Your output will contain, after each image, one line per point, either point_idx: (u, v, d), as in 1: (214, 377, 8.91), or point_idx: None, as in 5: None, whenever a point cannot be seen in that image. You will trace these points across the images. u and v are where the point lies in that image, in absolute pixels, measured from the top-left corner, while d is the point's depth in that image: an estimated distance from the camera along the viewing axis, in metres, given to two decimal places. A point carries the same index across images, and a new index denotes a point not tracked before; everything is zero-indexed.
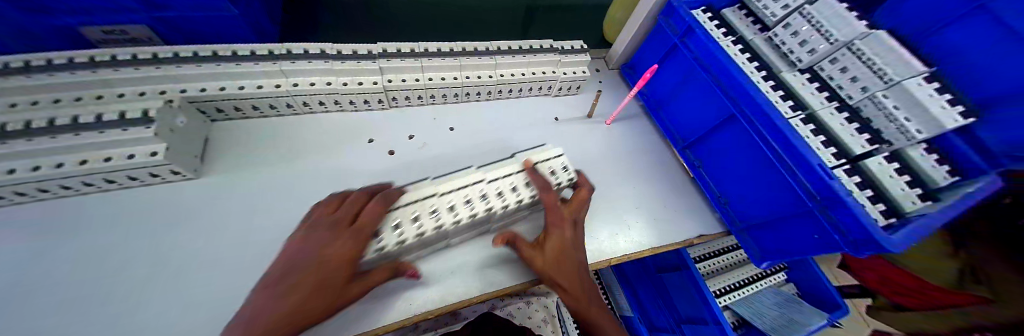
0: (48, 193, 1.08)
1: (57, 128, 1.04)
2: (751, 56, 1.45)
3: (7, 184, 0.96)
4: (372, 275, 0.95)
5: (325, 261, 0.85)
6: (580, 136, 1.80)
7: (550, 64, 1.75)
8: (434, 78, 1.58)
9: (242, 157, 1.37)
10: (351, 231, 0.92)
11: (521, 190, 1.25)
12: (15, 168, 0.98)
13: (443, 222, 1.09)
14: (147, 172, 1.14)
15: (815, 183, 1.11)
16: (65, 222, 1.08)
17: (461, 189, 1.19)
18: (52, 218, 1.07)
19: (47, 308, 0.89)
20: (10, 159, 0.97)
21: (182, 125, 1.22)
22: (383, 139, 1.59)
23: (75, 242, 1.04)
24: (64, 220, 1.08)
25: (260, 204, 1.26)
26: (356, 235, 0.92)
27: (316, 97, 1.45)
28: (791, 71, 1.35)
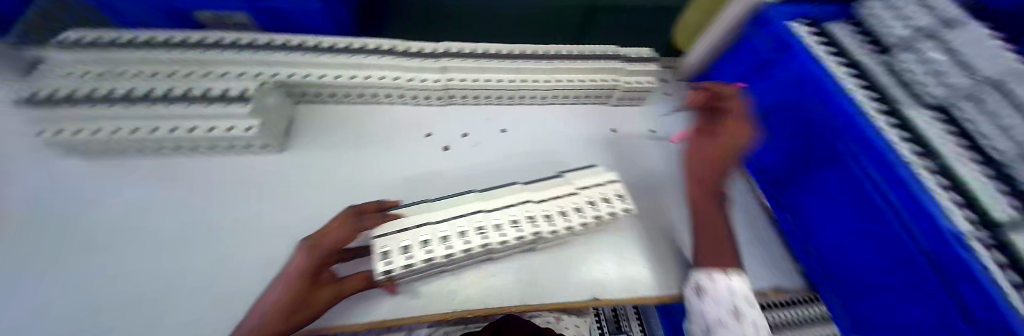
0: (178, 150, 1.31)
1: (187, 97, 1.26)
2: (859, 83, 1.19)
3: (151, 138, 1.20)
4: (348, 283, 0.89)
5: (295, 274, 0.79)
6: (638, 151, 1.68)
7: (613, 73, 1.67)
8: (492, 79, 1.59)
9: (316, 138, 1.49)
10: (321, 242, 0.85)
11: (600, 204, 1.17)
12: (159, 127, 1.22)
13: (489, 239, 1.00)
14: (244, 142, 1.30)
15: (933, 239, 0.81)
16: (175, 177, 1.25)
17: (511, 206, 1.11)
18: (173, 170, 1.28)
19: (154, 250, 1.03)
20: (158, 119, 1.22)
21: (271, 104, 1.36)
22: (439, 135, 1.62)
23: (180, 196, 1.20)
24: (174, 175, 1.25)
25: (323, 184, 1.34)
26: (321, 247, 0.84)
27: (384, 89, 1.54)
28: (913, 108, 1.02)
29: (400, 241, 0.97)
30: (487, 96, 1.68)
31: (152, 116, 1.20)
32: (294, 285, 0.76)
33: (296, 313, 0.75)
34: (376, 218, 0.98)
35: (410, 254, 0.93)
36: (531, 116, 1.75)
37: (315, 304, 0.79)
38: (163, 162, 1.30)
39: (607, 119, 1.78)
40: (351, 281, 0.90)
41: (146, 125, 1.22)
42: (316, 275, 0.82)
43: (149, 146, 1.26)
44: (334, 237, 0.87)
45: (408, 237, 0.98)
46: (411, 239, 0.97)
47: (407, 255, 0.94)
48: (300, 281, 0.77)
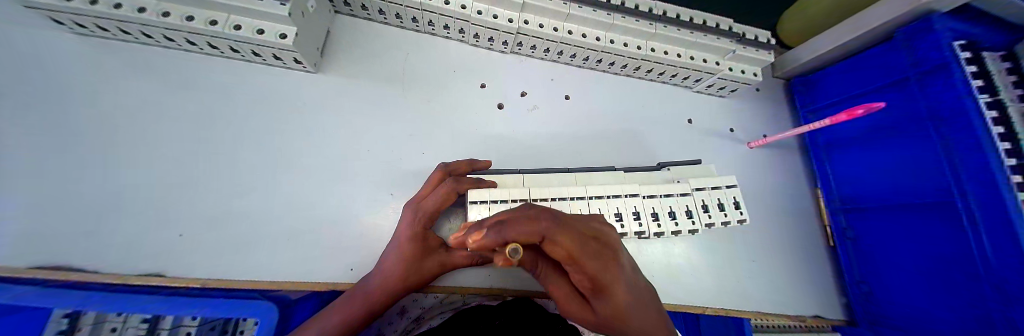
0: (212, 49, 1.15)
1: None
2: (1006, 132, 0.99)
3: (185, 29, 1.02)
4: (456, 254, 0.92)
5: (405, 235, 0.86)
6: (710, 150, 1.51)
7: (715, 52, 1.40)
8: (576, 31, 1.30)
9: (358, 65, 1.26)
10: (421, 206, 0.89)
11: (698, 216, 1.03)
12: (193, 17, 1.02)
13: None
14: (277, 53, 1.08)
15: None
16: (221, 85, 1.16)
17: (610, 197, 1.01)
18: (214, 79, 1.17)
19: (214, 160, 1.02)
20: (189, 5, 1.01)
21: (312, 10, 1.09)
22: (498, 89, 1.40)
23: (230, 108, 1.13)
24: (221, 82, 1.16)
25: (371, 121, 1.20)
26: (421, 210, 0.88)
27: (444, 19, 1.24)
28: None
29: (472, 215, 0.94)
30: (560, 52, 1.42)
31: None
32: (406, 246, 0.84)
33: (413, 272, 0.85)
34: (467, 183, 0.94)
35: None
36: (601, 86, 1.53)
37: (428, 267, 0.87)
38: (202, 65, 1.18)
39: (684, 107, 1.57)
40: (459, 253, 0.93)
41: (172, 11, 1.01)
42: (423, 236, 0.88)
43: (184, 40, 1.11)
44: (432, 202, 0.88)
45: (482, 211, 0.95)
46: (484, 214, 0.94)
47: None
48: (410, 242, 0.85)
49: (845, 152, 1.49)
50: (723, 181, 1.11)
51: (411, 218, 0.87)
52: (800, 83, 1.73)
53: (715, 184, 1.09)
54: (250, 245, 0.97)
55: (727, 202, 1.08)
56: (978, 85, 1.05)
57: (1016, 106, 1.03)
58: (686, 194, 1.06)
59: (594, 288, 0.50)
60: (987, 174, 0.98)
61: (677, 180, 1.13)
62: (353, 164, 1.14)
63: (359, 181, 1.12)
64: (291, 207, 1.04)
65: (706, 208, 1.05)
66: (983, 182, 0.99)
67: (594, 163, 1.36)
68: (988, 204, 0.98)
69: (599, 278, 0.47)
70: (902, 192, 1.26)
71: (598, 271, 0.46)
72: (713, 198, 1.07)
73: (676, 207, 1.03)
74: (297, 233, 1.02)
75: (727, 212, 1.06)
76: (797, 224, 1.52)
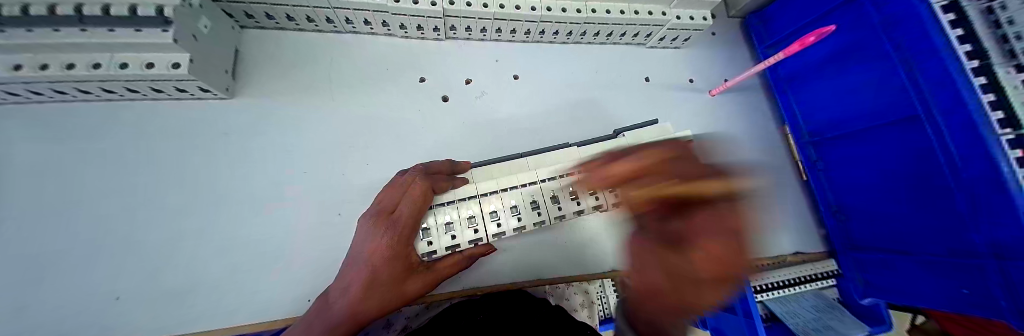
0: (108, 94, 1.04)
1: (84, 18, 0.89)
2: (964, 34, 0.91)
3: (62, 80, 0.91)
4: (441, 265, 0.83)
5: (383, 255, 0.70)
6: (671, 106, 1.45)
7: (662, 2, 1.32)
8: (508, 4, 1.20)
9: (280, 82, 1.16)
10: (399, 219, 0.76)
11: None
12: (71, 62, 0.92)
13: (524, 221, 0.96)
14: (178, 86, 0.98)
15: (1003, 219, 0.84)
16: (130, 130, 1.07)
17: (565, 177, 1.01)
18: (122, 127, 1.07)
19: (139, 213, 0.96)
20: (61, 51, 0.89)
21: (206, 31, 0.98)
22: (438, 80, 1.31)
23: (143, 154, 1.05)
24: (129, 128, 1.07)
25: (305, 140, 1.13)
26: (400, 225, 0.75)
27: (361, 13, 1.13)
28: (1007, 65, 0.84)
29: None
30: (498, 29, 1.33)
31: (39, 48, 0.87)
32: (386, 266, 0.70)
33: (393, 299, 0.71)
34: (444, 183, 0.91)
35: (432, 239, 0.88)
36: (549, 58, 1.45)
37: (412, 288, 0.74)
38: (105, 115, 1.08)
39: (639, 65, 1.50)
40: (445, 262, 0.84)
41: (37, 60, 0.89)
42: (404, 254, 0.75)
43: (70, 90, 1.00)
44: (410, 210, 0.77)
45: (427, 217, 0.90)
46: (429, 220, 0.90)
47: (428, 240, 0.89)
48: (392, 263, 0.71)
49: (810, 84, 1.45)
50: (678, 139, 1.10)
51: (392, 235, 0.73)
52: (756, 19, 1.66)
53: (670, 143, 1.08)
54: (198, 295, 0.92)
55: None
56: None
57: (976, 4, 0.93)
58: None
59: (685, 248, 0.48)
60: (941, 85, 0.95)
61: (632, 145, 1.10)
62: (293, 190, 1.07)
63: (304, 206, 1.06)
64: (236, 248, 0.98)
65: None
66: (943, 89, 0.94)
67: (551, 141, 1.30)
68: (946, 117, 0.95)
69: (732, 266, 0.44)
70: (865, 115, 1.24)
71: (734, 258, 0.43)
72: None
73: None
74: (246, 273, 0.96)
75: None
76: (769, 165, 1.50)
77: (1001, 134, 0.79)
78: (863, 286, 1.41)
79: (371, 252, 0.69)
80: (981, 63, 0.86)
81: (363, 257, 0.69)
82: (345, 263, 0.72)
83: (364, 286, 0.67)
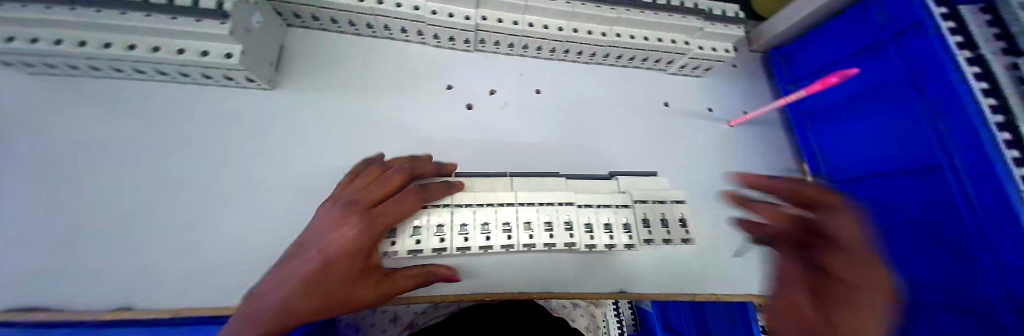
0: (160, 76, 1.12)
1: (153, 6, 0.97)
2: (988, 87, 0.94)
3: (123, 60, 0.98)
4: (402, 276, 0.81)
5: (343, 249, 0.66)
6: (687, 132, 1.48)
7: (686, 32, 1.37)
8: (538, 23, 1.26)
9: (317, 78, 1.24)
10: (376, 217, 0.74)
11: (636, 230, 1.03)
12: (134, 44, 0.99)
13: (533, 238, 0.97)
14: (226, 74, 1.05)
15: None
16: (174, 111, 1.13)
17: (541, 208, 1.01)
18: (168, 108, 1.14)
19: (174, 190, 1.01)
20: (126, 33, 0.97)
21: (258, 26, 1.06)
22: (464, 89, 1.37)
23: (184, 134, 1.11)
24: (172, 108, 1.14)
25: (335, 134, 1.18)
26: (374, 224, 0.73)
27: (399, 22, 1.20)
28: None
29: (434, 219, 0.93)
30: (526, 45, 1.38)
31: (109, 30, 0.94)
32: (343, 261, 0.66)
33: (336, 300, 0.66)
34: (437, 190, 0.88)
35: (422, 238, 0.90)
36: (571, 76, 1.49)
37: (361, 294, 0.70)
38: (154, 94, 1.15)
39: (659, 90, 1.53)
40: (404, 274, 0.82)
41: (104, 40, 0.96)
42: (364, 254, 0.72)
43: (129, 69, 1.07)
44: (389, 214, 0.77)
45: (444, 214, 0.94)
46: (447, 218, 0.94)
47: (441, 237, 0.93)
48: (349, 261, 0.67)
49: (829, 123, 1.46)
50: (670, 195, 1.10)
51: (362, 231, 0.70)
52: (779, 55, 1.70)
53: (660, 198, 1.08)
54: (220, 274, 0.96)
55: (672, 218, 1.06)
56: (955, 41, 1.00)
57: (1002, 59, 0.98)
58: (626, 206, 1.06)
59: None
60: (965, 134, 0.97)
61: (622, 191, 1.10)
62: (319, 181, 1.12)
63: (327, 198, 1.10)
64: (259, 231, 1.02)
65: (646, 223, 1.03)
66: (966, 140, 0.97)
67: (568, 156, 1.33)
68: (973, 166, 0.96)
69: None
70: (883, 158, 1.25)
71: None
72: (656, 213, 1.06)
73: (614, 220, 1.03)
74: (266, 258, 1.00)
75: (672, 230, 1.04)
76: None
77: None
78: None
79: (334, 242, 0.66)
80: (1006, 119, 0.90)
81: (321, 244, 0.65)
82: (297, 246, 0.67)
83: (309, 276, 0.62)
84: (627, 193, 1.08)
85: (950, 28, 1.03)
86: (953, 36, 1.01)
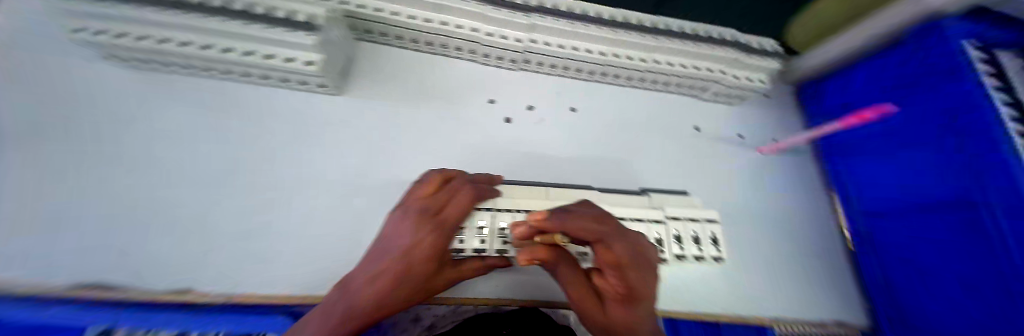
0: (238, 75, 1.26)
1: (254, 15, 1.15)
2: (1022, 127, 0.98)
3: (213, 58, 1.12)
4: (465, 267, 0.87)
5: (420, 255, 0.70)
6: (717, 157, 1.52)
7: (722, 62, 1.45)
8: (582, 47, 1.39)
9: (378, 86, 1.38)
10: (445, 220, 0.79)
11: (688, 245, 1.07)
12: (221, 46, 1.13)
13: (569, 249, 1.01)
14: (302, 78, 1.18)
15: None
16: (247, 107, 1.27)
17: None
18: (243, 105, 1.27)
19: (242, 177, 1.14)
20: (226, 38, 1.12)
21: (337, 39, 1.22)
22: (506, 102, 1.47)
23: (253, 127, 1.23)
24: (245, 105, 1.27)
25: (386, 137, 1.30)
26: (443, 226, 0.78)
27: (457, 42, 1.38)
28: None
29: (477, 220, 1.03)
30: (565, 67, 1.51)
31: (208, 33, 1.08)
32: (418, 265, 0.70)
33: (417, 291, 0.74)
34: (485, 190, 0.97)
35: (465, 238, 0.99)
36: (605, 95, 1.57)
37: (435, 285, 0.79)
38: (233, 91, 1.29)
39: (690, 114, 1.60)
40: (470, 264, 0.89)
41: (224, 45, 1.13)
42: (438, 258, 0.76)
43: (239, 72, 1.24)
44: (454, 219, 0.81)
45: (484, 217, 1.03)
46: (488, 220, 1.03)
47: (481, 239, 1.01)
48: (426, 264, 0.72)
49: (859, 156, 1.50)
50: (703, 215, 1.13)
51: (436, 234, 0.75)
52: (812, 89, 1.80)
53: (693, 217, 1.12)
54: (267, 259, 1.02)
55: (703, 236, 1.10)
56: (992, 84, 1.05)
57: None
58: (661, 222, 1.09)
59: (626, 296, 0.56)
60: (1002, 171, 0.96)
61: (655, 207, 1.15)
62: (372, 177, 1.22)
63: (377, 193, 1.20)
64: (312, 224, 1.10)
65: (679, 239, 1.07)
66: (999, 186, 0.97)
67: (602, 172, 1.38)
68: (1003, 205, 0.96)
69: (636, 289, 0.55)
70: (915, 192, 1.26)
71: (638, 283, 0.55)
72: (688, 230, 1.09)
73: (664, 234, 1.06)
74: (318, 245, 1.07)
75: (702, 247, 1.08)
76: (812, 228, 1.50)
77: None
78: None
79: (410, 251, 0.68)
80: None
81: (400, 252, 0.67)
82: (372, 255, 0.70)
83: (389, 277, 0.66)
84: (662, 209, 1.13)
85: (986, 71, 1.08)
86: (989, 79, 1.06)
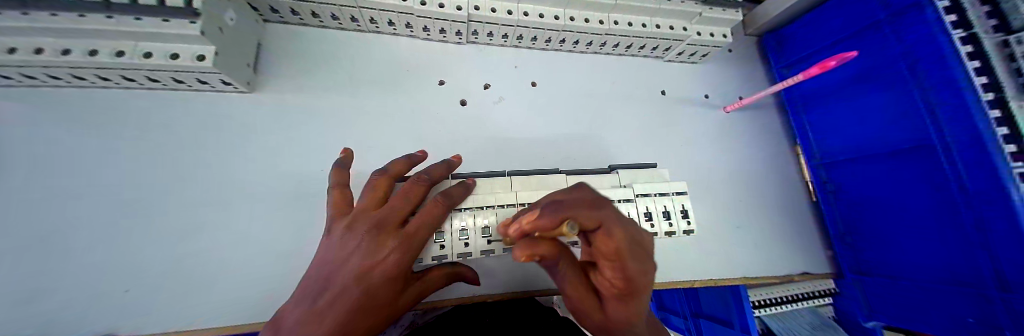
0: (111, 82, 1.01)
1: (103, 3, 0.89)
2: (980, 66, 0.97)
3: (59, 65, 0.88)
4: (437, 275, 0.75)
5: (380, 274, 0.59)
6: (686, 122, 1.47)
7: (685, 17, 1.34)
8: (533, 12, 1.22)
9: (302, 79, 1.18)
10: (406, 231, 0.66)
11: (658, 220, 1.02)
12: (67, 47, 0.88)
13: None
14: (197, 77, 0.98)
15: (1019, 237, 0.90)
16: (132, 119, 1.04)
17: None
18: (127, 116, 1.03)
19: (141, 205, 0.95)
20: (70, 37, 0.86)
21: (232, 23, 1.00)
22: (457, 83, 1.32)
23: (146, 143, 1.02)
24: (129, 117, 1.03)
25: (319, 137, 1.13)
26: (404, 237, 0.65)
27: (385, 14, 1.15)
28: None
29: None
30: (520, 36, 1.33)
31: (36, 32, 0.82)
32: (381, 284, 0.59)
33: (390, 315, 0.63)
34: (457, 189, 0.83)
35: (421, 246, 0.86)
36: (567, 66, 1.45)
37: (407, 301, 0.67)
38: (106, 102, 1.03)
39: (657, 78, 1.51)
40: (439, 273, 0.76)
41: (75, 44, 0.88)
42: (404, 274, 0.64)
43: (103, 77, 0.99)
44: (420, 227, 0.68)
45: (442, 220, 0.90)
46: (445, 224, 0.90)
47: (440, 244, 0.89)
48: (391, 282, 0.60)
49: (820, 106, 1.49)
50: (672, 187, 1.08)
51: (397, 250, 0.62)
52: (773, 39, 1.73)
53: (662, 191, 1.06)
54: (192, 295, 0.89)
55: (673, 210, 1.05)
56: (951, 20, 1.02)
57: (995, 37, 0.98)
58: (629, 201, 1.02)
59: (624, 291, 0.47)
60: (965, 112, 0.98)
61: (624, 184, 1.08)
62: (306, 186, 1.06)
63: (316, 203, 1.05)
64: (239, 249, 0.95)
65: (649, 216, 1.01)
66: (963, 126, 0.99)
67: (569, 150, 1.29)
68: (967, 146, 0.98)
69: (636, 280, 0.46)
70: (878, 139, 1.28)
71: (639, 274, 0.45)
72: (658, 205, 1.04)
73: (634, 213, 1.00)
74: (254, 270, 0.95)
75: (673, 221, 1.04)
76: (780, 185, 1.52)
77: (1012, 166, 0.89)
78: (856, 303, 1.49)
79: (365, 272, 0.57)
80: (996, 96, 0.92)
81: (355, 275, 0.56)
82: (316, 285, 0.55)
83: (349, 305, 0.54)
84: (631, 185, 1.07)
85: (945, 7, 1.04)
86: (948, 16, 1.03)
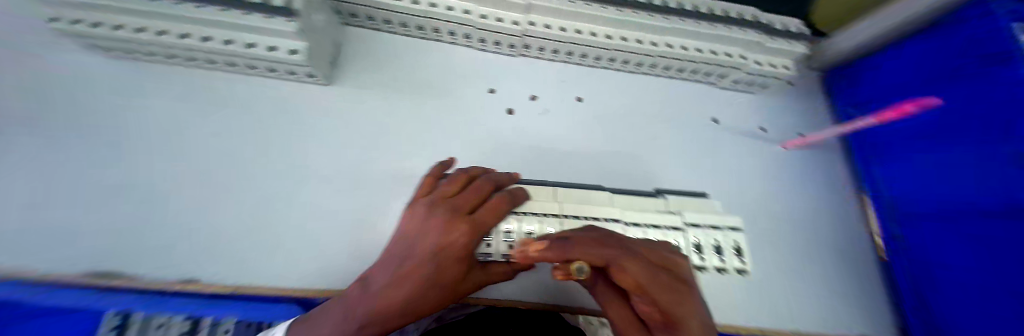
0: (222, 66, 1.19)
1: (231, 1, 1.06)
2: None
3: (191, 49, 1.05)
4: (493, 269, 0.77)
5: (452, 256, 0.62)
6: (738, 154, 1.40)
7: (743, 45, 1.32)
8: (584, 30, 1.28)
9: (373, 76, 1.30)
10: (477, 221, 0.70)
11: (709, 254, 0.98)
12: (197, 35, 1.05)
13: None
14: (289, 69, 1.12)
15: None
16: (232, 98, 1.20)
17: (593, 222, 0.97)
18: (230, 96, 1.20)
19: (233, 174, 1.09)
20: (203, 26, 1.03)
21: (320, 24, 1.12)
22: (509, 92, 1.37)
23: (242, 120, 1.17)
24: (230, 96, 1.20)
25: (381, 130, 1.22)
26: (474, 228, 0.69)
27: (451, 25, 1.26)
28: None
29: None
30: (569, 52, 1.39)
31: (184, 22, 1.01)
32: (451, 266, 0.62)
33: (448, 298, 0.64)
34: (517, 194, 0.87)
35: None
36: (617, 85, 1.45)
37: (464, 289, 0.69)
38: (217, 82, 1.21)
39: (710, 105, 1.47)
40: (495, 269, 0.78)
41: (202, 33, 1.04)
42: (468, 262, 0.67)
43: (221, 61, 1.16)
44: (486, 221, 0.73)
45: None
46: None
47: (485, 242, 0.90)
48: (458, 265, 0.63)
49: (895, 154, 1.34)
50: (724, 221, 1.04)
51: (468, 236, 0.66)
52: (841, 77, 1.64)
53: (713, 223, 1.03)
54: (262, 260, 0.99)
55: (725, 245, 1.01)
56: None
57: None
58: (678, 229, 1.00)
59: (663, 322, 0.44)
60: None
61: (672, 211, 1.06)
62: (366, 174, 1.15)
63: (372, 191, 1.13)
64: (304, 223, 1.06)
65: (699, 248, 0.98)
66: None
67: (613, 169, 1.28)
68: None
69: (667, 308, 0.43)
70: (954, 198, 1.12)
71: (669, 303, 0.43)
72: (709, 239, 1.00)
73: (684, 242, 0.97)
74: (314, 245, 1.03)
75: (724, 257, 0.99)
76: (841, 232, 1.40)
77: None
78: None
79: (444, 251, 0.61)
80: None
81: (432, 251, 0.60)
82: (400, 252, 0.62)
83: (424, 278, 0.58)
84: (681, 214, 1.05)
85: None
86: None
